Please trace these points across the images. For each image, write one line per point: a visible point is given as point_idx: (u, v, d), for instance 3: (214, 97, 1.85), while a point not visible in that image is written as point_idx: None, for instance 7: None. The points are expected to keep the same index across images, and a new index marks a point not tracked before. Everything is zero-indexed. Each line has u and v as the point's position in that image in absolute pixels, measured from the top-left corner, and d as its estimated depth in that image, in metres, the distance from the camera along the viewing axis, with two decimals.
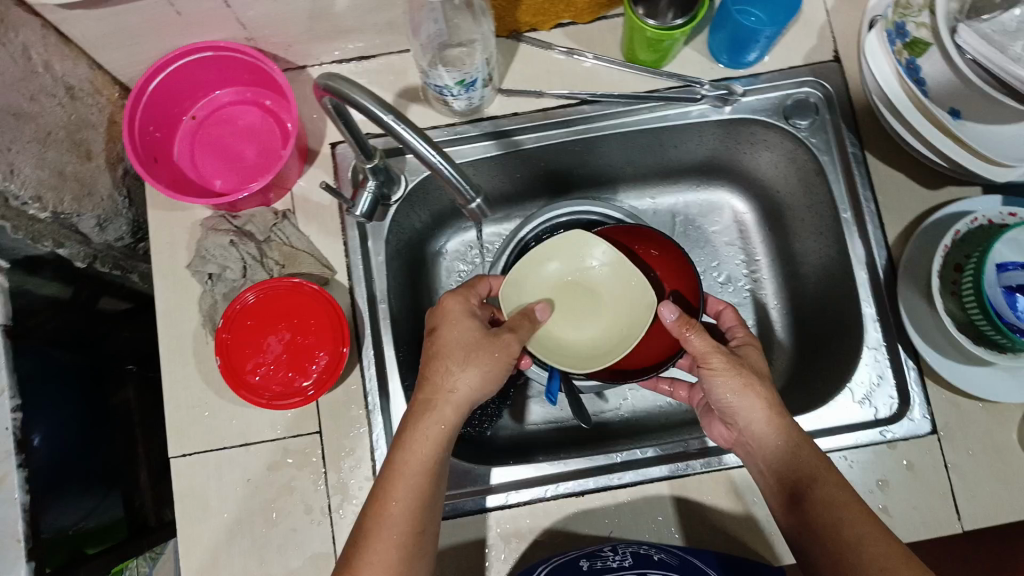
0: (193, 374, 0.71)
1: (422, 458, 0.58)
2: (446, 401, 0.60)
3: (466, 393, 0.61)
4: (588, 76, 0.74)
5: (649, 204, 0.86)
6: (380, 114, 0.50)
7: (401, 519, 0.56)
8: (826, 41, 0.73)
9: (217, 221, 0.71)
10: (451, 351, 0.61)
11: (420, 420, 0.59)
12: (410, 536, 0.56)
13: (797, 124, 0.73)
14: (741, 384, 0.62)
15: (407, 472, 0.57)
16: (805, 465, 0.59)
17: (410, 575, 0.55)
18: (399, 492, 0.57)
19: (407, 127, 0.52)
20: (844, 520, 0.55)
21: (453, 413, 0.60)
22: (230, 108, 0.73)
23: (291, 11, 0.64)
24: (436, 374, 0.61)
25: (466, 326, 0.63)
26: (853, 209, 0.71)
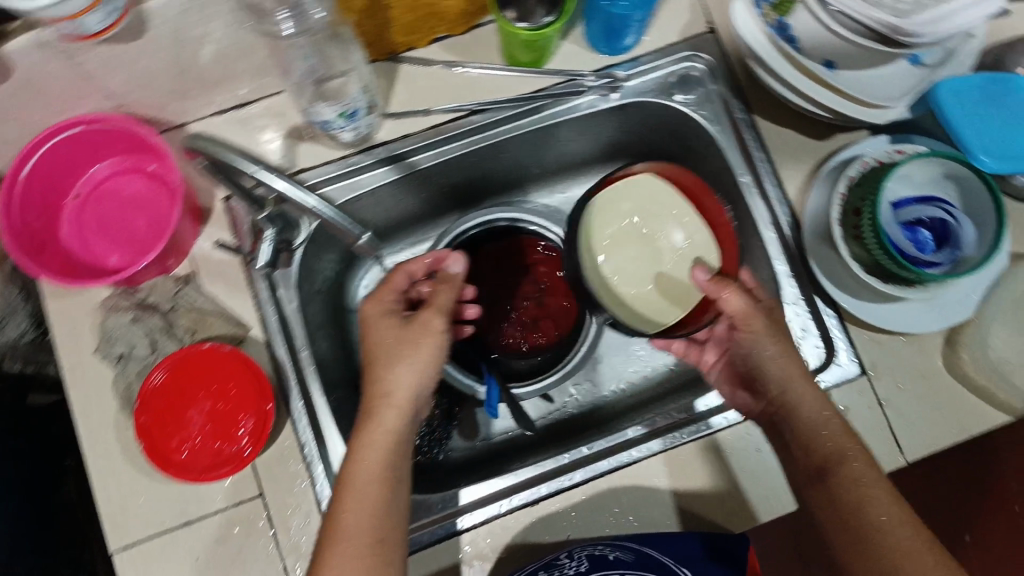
0: (120, 462, 0.68)
1: (369, 475, 0.56)
2: (387, 402, 0.59)
3: (403, 388, 0.60)
4: (473, 86, 0.73)
5: (560, 199, 0.87)
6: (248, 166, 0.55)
7: (357, 530, 0.54)
8: (698, 13, 0.74)
9: (117, 300, 0.69)
10: (378, 354, 0.61)
11: (365, 431, 0.59)
12: (372, 546, 0.53)
13: (684, 99, 0.74)
14: (779, 349, 0.63)
15: (357, 486, 0.56)
16: (831, 442, 0.58)
17: None
18: (352, 505, 0.55)
19: (284, 179, 0.57)
20: (869, 499, 0.54)
21: (398, 413, 0.59)
22: (112, 180, 0.70)
23: (154, 72, 0.61)
24: (371, 380, 0.61)
25: (388, 323, 0.63)
26: (751, 172, 0.73)
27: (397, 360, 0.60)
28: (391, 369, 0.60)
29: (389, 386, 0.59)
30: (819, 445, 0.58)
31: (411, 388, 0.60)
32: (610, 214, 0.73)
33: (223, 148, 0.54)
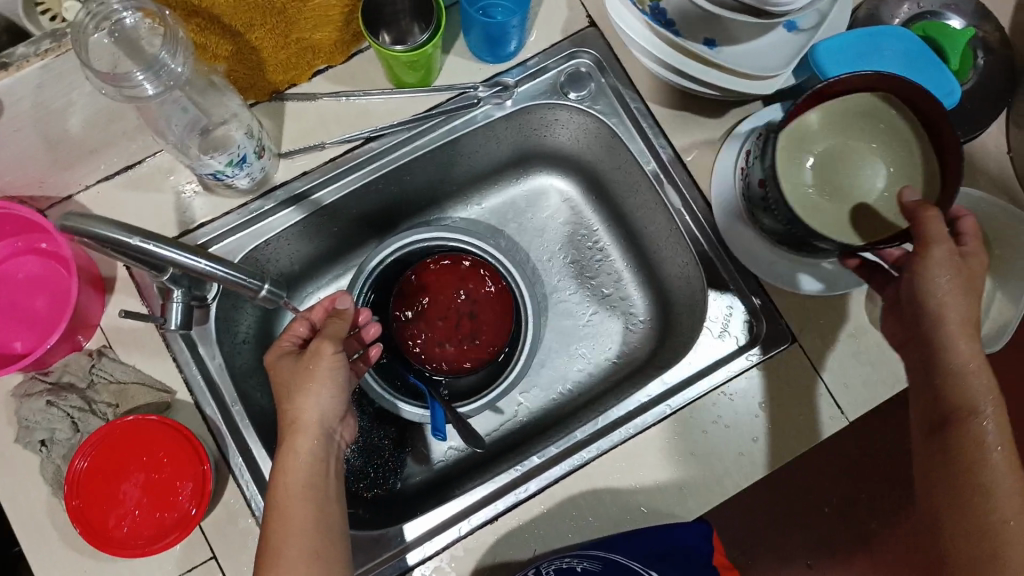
0: (59, 550, 0.65)
1: (294, 498, 0.57)
2: (297, 428, 0.60)
3: (309, 414, 0.60)
4: (364, 114, 0.73)
5: (476, 211, 0.86)
6: (124, 238, 0.51)
7: (291, 549, 0.55)
8: (577, 8, 0.74)
9: (29, 385, 0.66)
10: (282, 390, 0.62)
11: (283, 458, 0.59)
12: (309, 558, 0.55)
13: (577, 96, 0.73)
14: (958, 287, 0.56)
15: (283, 512, 0.57)
16: (975, 400, 0.54)
17: None
18: (283, 529, 0.56)
19: (171, 248, 0.54)
20: (989, 463, 0.52)
21: (310, 437, 0.60)
22: (6, 264, 0.68)
23: (22, 149, 0.59)
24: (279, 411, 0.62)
25: (285, 359, 0.63)
26: (655, 160, 0.72)
27: (297, 389, 0.61)
28: (292, 399, 0.61)
29: (295, 413, 0.60)
30: (961, 396, 0.54)
31: (317, 413, 0.61)
32: (808, 137, 0.64)
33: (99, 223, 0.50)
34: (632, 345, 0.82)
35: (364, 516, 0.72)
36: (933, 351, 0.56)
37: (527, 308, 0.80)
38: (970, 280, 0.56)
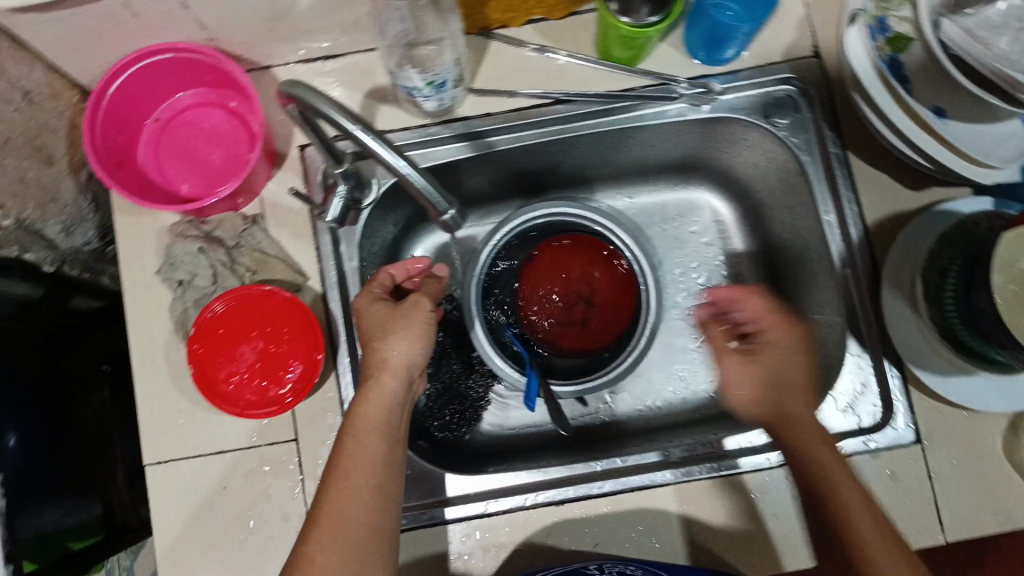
0: (166, 382, 0.70)
1: (369, 430, 0.58)
2: (384, 369, 0.61)
3: (396, 357, 0.61)
4: (563, 75, 0.72)
5: (625, 204, 0.84)
6: (347, 125, 0.51)
7: (356, 476, 0.56)
8: (806, 35, 0.71)
9: (185, 227, 0.70)
10: (371, 332, 0.63)
11: (367, 390, 0.60)
12: (369, 490, 0.56)
13: (778, 123, 0.71)
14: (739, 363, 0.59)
15: (357, 440, 0.58)
16: (843, 493, 0.53)
17: (376, 525, 0.55)
18: (352, 455, 0.57)
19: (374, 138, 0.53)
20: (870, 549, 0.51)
21: (394, 379, 0.61)
22: (194, 110, 0.71)
23: (249, 12, 0.62)
24: (366, 346, 0.63)
25: (378, 304, 0.64)
26: (836, 212, 0.70)
27: (391, 331, 0.62)
28: (385, 339, 0.62)
29: (384, 352, 0.61)
30: (833, 497, 0.54)
31: (404, 360, 0.61)
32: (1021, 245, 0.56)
33: (312, 91, 0.51)
34: None
35: (436, 455, 0.74)
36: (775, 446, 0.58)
37: (648, 313, 0.77)
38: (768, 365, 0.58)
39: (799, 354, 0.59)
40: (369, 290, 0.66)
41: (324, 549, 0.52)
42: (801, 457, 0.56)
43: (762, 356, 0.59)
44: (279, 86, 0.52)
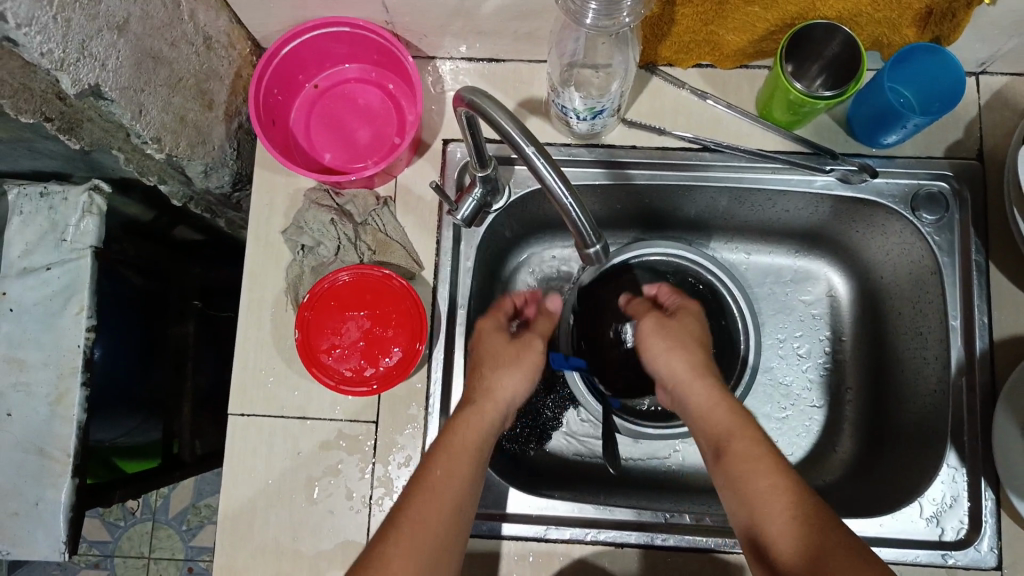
0: (267, 338, 0.71)
1: (465, 450, 0.60)
2: (489, 399, 0.66)
3: (503, 390, 0.67)
4: (715, 124, 0.72)
5: (740, 258, 0.84)
6: (521, 142, 0.47)
7: (445, 490, 0.57)
8: (972, 136, 0.70)
9: (320, 195, 0.71)
10: (483, 357, 0.69)
11: (464, 414, 0.63)
12: (450, 510, 0.57)
13: (923, 217, 0.69)
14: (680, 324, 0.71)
15: (453, 454, 0.59)
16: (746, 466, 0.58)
17: (446, 544, 0.55)
18: (447, 467, 0.59)
19: (547, 164, 0.48)
20: (791, 516, 0.54)
21: (494, 408, 0.65)
22: (354, 84, 0.73)
23: (436, 5, 0.63)
24: (476, 374, 0.68)
25: (494, 332, 0.71)
26: (964, 318, 0.67)
27: (500, 364, 0.68)
28: (495, 372, 0.68)
29: (490, 382, 0.67)
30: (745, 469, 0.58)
31: (511, 390, 0.68)
32: None
33: (496, 105, 0.47)
34: (815, 465, 0.78)
35: (504, 468, 0.74)
36: (713, 439, 0.61)
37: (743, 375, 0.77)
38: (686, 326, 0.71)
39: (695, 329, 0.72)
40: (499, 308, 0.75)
41: (400, 554, 0.53)
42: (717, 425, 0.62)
43: (679, 323, 0.72)
44: (462, 91, 0.49)
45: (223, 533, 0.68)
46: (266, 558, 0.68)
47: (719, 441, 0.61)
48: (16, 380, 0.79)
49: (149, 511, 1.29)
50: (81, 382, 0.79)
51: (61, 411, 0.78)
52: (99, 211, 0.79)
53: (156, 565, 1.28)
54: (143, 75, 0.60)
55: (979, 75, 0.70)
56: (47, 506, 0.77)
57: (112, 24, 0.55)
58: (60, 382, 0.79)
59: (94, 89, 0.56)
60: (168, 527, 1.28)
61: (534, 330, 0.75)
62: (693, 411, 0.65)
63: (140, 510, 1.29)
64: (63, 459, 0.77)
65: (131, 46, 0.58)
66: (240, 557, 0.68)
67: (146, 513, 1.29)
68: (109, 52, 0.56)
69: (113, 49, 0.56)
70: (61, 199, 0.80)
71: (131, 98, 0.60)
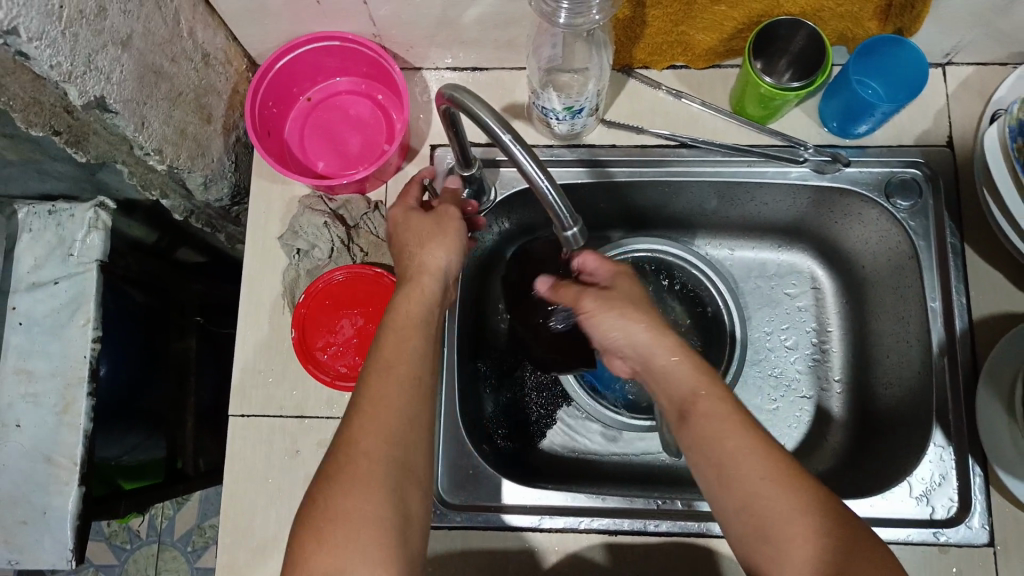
0: (265, 340, 0.73)
1: (411, 323, 0.58)
2: (423, 272, 0.61)
3: (433, 263, 0.62)
4: (691, 122, 0.75)
5: (725, 255, 0.86)
6: (497, 131, 0.48)
7: (397, 364, 0.55)
8: (941, 125, 0.72)
9: (314, 201, 0.73)
10: (408, 239, 0.63)
11: (403, 290, 0.60)
12: (410, 379, 0.55)
13: (898, 204, 0.71)
14: (618, 312, 0.61)
15: (400, 331, 0.57)
16: (718, 431, 0.54)
17: (414, 415, 0.54)
18: (393, 343, 0.57)
19: (526, 153, 0.49)
20: (765, 480, 0.52)
21: (434, 280, 0.61)
22: (345, 96, 0.77)
23: (420, 16, 0.67)
24: (404, 256, 0.63)
25: (409, 213, 0.64)
26: (943, 300, 0.69)
27: (422, 239, 0.62)
28: (424, 246, 0.62)
29: (421, 258, 0.61)
30: (716, 435, 0.54)
31: (439, 264, 0.61)
32: None
33: (475, 99, 0.49)
34: (807, 455, 0.79)
35: (498, 463, 0.75)
36: (677, 401, 0.57)
37: (731, 366, 0.79)
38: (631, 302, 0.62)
39: (635, 291, 0.64)
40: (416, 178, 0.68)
41: (368, 435, 0.52)
42: (681, 388, 0.57)
43: (618, 291, 0.64)
44: (442, 87, 0.50)
45: (225, 532, 0.69)
46: (265, 556, 0.69)
47: (685, 400, 0.57)
48: (25, 391, 0.82)
49: (154, 532, 1.30)
50: (87, 392, 0.81)
51: (67, 419, 0.80)
52: (105, 227, 0.82)
53: None
54: (145, 89, 0.64)
55: (945, 66, 0.73)
56: (54, 513, 0.79)
57: (116, 39, 0.58)
58: (67, 392, 0.81)
59: (99, 100, 0.59)
60: (174, 548, 1.29)
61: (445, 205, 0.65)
62: (655, 371, 0.60)
63: (145, 532, 1.30)
64: (69, 466, 0.79)
65: (134, 60, 0.61)
66: (240, 554, 0.69)
67: (152, 534, 1.30)
68: (113, 65, 0.59)
69: (117, 63, 0.60)
70: (68, 216, 0.83)
71: (134, 110, 0.63)
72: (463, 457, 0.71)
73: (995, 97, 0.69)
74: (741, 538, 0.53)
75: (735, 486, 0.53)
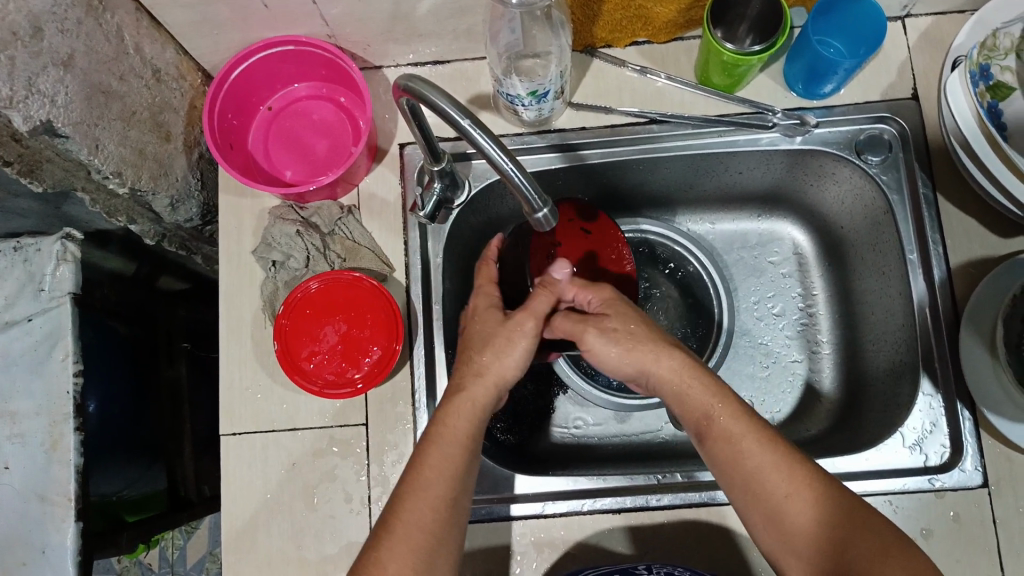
0: (250, 356, 0.72)
1: (455, 441, 0.57)
2: (483, 380, 0.59)
3: (494, 369, 0.60)
4: (659, 97, 0.74)
5: (705, 228, 0.86)
6: (455, 117, 0.48)
7: (437, 486, 0.54)
8: (905, 78, 0.73)
9: (285, 211, 0.72)
10: (475, 341, 0.62)
11: (450, 403, 0.58)
12: (445, 504, 0.54)
13: (869, 160, 0.71)
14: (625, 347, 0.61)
15: (442, 450, 0.56)
16: (740, 448, 0.55)
17: (441, 545, 0.53)
18: (435, 461, 0.55)
19: (486, 137, 0.49)
20: (789, 498, 0.53)
21: (487, 389, 0.59)
22: (307, 101, 0.76)
23: (372, 13, 0.66)
24: (465, 359, 0.61)
25: (486, 313, 0.64)
26: (920, 251, 0.69)
27: (490, 345, 0.61)
28: (488, 352, 0.60)
29: (482, 363, 0.60)
30: (738, 452, 0.55)
31: (505, 368, 0.60)
32: None
33: (431, 87, 0.48)
34: (802, 417, 0.79)
35: (497, 454, 0.74)
36: (694, 423, 0.58)
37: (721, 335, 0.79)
38: (634, 336, 0.61)
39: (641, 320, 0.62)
40: (490, 259, 0.68)
41: (395, 559, 0.51)
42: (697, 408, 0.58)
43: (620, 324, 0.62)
44: (397, 79, 0.50)
45: (228, 552, 0.68)
46: (273, 571, 0.68)
47: (699, 420, 0.58)
48: (10, 432, 0.80)
49: (166, 564, 1.28)
50: (74, 427, 0.79)
51: (57, 456, 0.78)
52: (75, 258, 0.80)
53: None
54: (95, 109, 0.62)
55: (904, 19, 0.73)
56: (54, 551, 0.77)
57: (56, 60, 0.57)
58: (54, 429, 0.79)
59: (46, 125, 0.58)
60: None
61: (526, 310, 0.62)
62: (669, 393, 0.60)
63: (157, 564, 1.28)
64: (64, 503, 0.77)
65: (78, 81, 0.60)
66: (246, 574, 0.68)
67: (164, 567, 1.28)
68: (57, 87, 0.57)
69: (61, 84, 0.58)
70: (35, 250, 0.81)
71: (86, 132, 0.62)
72: None
73: (955, 44, 0.70)
74: (772, 552, 0.54)
75: (761, 502, 0.54)
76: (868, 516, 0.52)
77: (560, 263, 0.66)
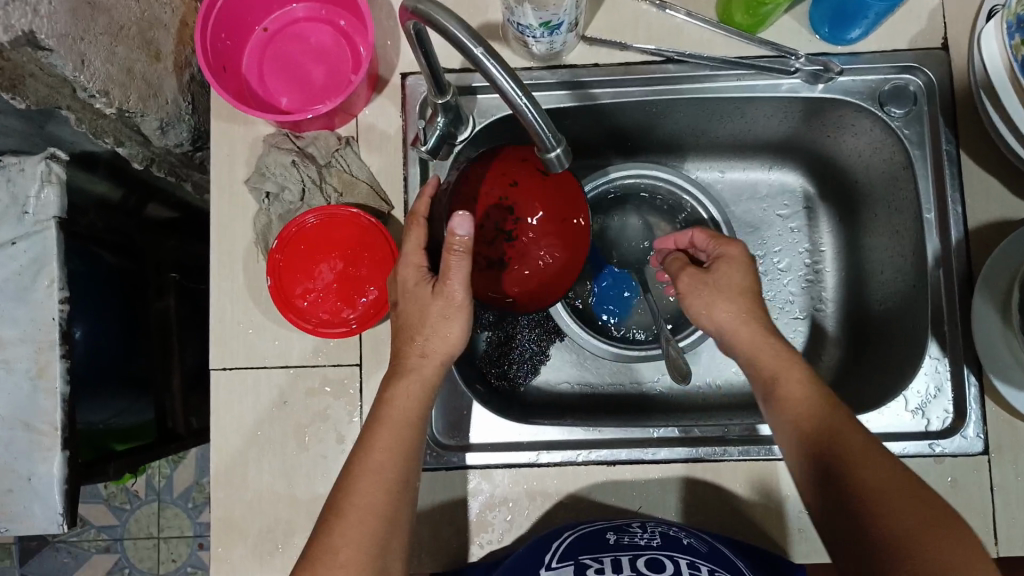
0: (242, 290, 0.70)
1: (406, 423, 0.56)
2: (422, 360, 0.58)
3: (439, 347, 0.58)
4: (676, 34, 0.70)
5: (715, 176, 0.84)
6: (467, 44, 0.45)
7: (388, 467, 0.55)
8: (936, 26, 0.69)
9: (280, 139, 0.69)
10: (415, 322, 0.57)
11: (398, 384, 0.57)
12: (398, 483, 0.55)
13: (892, 112, 0.68)
14: (728, 310, 0.61)
15: (394, 432, 0.56)
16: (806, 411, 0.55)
17: (395, 524, 0.54)
18: (386, 443, 0.55)
19: (497, 65, 0.45)
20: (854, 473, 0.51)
21: (434, 368, 0.58)
22: (304, 23, 0.72)
23: None
24: (406, 337, 0.58)
25: (415, 292, 0.58)
26: (937, 210, 0.67)
27: (427, 323, 0.57)
28: (426, 332, 0.57)
29: (421, 346, 0.58)
30: (806, 413, 0.55)
31: (448, 344, 0.58)
32: None
33: (438, 6, 0.45)
34: None
35: (491, 399, 0.73)
36: (764, 378, 0.59)
37: None
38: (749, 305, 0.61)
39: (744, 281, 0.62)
40: (419, 219, 0.59)
41: (348, 544, 0.51)
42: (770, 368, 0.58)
43: (720, 274, 0.63)
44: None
45: (218, 488, 0.68)
46: (263, 507, 0.67)
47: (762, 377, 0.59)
48: None
49: (153, 492, 1.28)
50: (61, 354, 0.77)
51: (43, 384, 0.77)
52: (61, 182, 0.77)
53: (167, 544, 1.28)
54: (81, 22, 0.58)
55: None
56: (42, 478, 0.76)
57: None
58: (40, 356, 0.77)
59: (28, 37, 0.54)
60: (175, 505, 1.28)
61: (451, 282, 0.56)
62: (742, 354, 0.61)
63: (143, 492, 1.29)
64: (52, 432, 0.76)
65: None
66: (236, 510, 0.67)
67: (151, 495, 1.29)
68: None
69: None
70: (17, 171, 0.78)
71: (71, 47, 0.58)
72: (457, 398, 0.69)
73: None
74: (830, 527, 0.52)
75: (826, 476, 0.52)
76: (931, 504, 0.49)
77: (462, 216, 0.52)
